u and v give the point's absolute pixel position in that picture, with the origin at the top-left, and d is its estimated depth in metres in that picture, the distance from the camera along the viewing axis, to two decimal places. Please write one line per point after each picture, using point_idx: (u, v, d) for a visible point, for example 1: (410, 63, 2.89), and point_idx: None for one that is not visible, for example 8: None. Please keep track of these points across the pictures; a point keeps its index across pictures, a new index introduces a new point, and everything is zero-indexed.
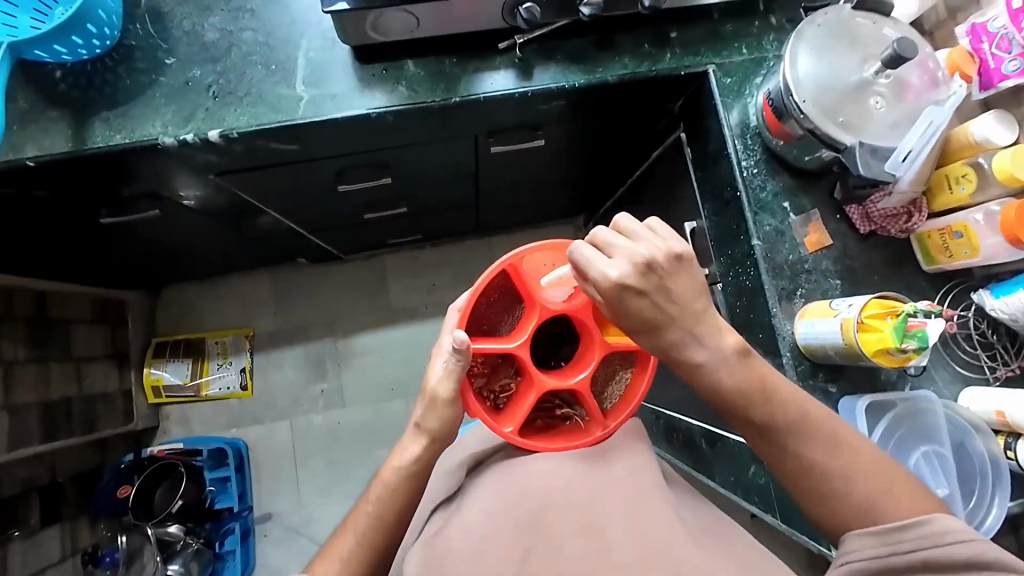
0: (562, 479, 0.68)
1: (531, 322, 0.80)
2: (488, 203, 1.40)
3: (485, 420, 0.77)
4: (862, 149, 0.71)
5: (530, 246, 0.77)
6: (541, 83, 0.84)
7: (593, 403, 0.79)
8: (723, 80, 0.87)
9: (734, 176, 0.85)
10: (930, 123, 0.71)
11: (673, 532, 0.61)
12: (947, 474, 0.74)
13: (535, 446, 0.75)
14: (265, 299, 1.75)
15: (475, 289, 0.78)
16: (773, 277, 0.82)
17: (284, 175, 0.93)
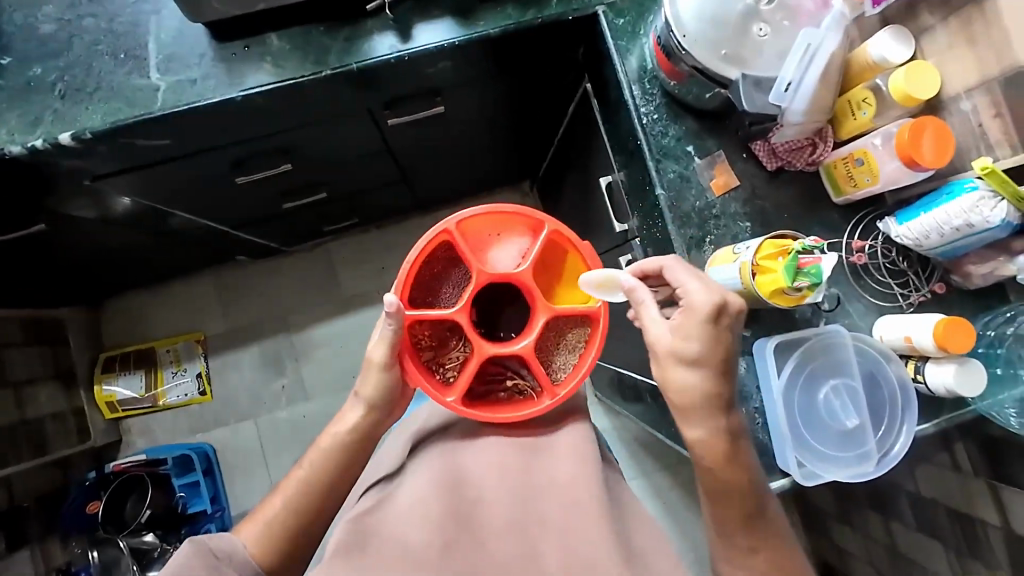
0: (506, 480, 0.67)
1: (473, 291, 0.80)
2: (416, 178, 1.34)
3: (426, 390, 0.75)
4: (745, 83, 0.71)
5: (467, 210, 0.77)
6: (421, 43, 0.79)
7: (538, 369, 0.79)
8: (616, 21, 0.82)
9: (633, 124, 0.81)
10: (807, 47, 0.68)
11: (597, 541, 0.59)
12: (857, 405, 0.74)
13: (478, 415, 0.75)
14: (211, 301, 1.71)
15: (414, 254, 0.77)
16: (680, 226, 0.80)
17: (168, 172, 0.88)
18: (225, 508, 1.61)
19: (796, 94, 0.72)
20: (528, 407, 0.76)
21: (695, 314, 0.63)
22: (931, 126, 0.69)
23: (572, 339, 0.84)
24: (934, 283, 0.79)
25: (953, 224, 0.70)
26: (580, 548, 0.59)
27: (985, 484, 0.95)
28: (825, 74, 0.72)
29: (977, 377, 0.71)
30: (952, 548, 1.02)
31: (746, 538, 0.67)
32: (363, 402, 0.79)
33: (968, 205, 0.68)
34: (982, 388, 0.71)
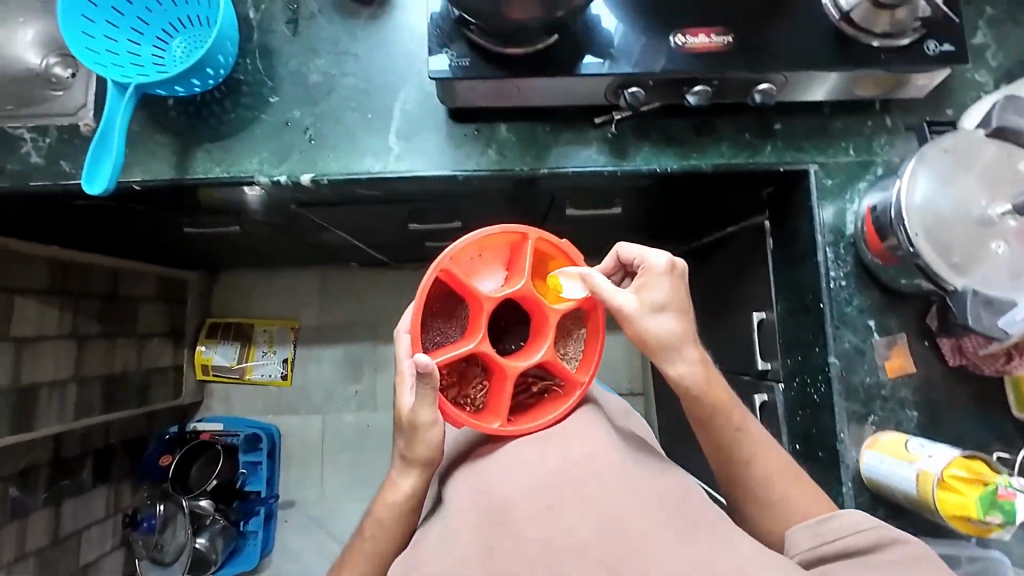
0: (526, 469, 0.63)
1: (482, 317, 0.73)
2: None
3: (471, 427, 0.71)
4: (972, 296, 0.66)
5: (458, 243, 0.70)
6: (634, 163, 0.80)
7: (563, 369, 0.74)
8: (824, 180, 0.83)
9: (819, 284, 0.81)
10: None
11: (634, 508, 0.56)
12: None
13: (525, 432, 0.70)
14: (314, 295, 1.79)
15: (416, 302, 0.70)
16: (846, 399, 0.78)
17: (362, 212, 0.94)
18: (276, 495, 1.68)
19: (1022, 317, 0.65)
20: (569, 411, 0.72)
21: (650, 274, 0.68)
22: None
23: (578, 325, 0.80)
24: None
25: None
26: (614, 513, 0.56)
27: None
28: None
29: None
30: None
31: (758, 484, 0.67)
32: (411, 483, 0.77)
33: None
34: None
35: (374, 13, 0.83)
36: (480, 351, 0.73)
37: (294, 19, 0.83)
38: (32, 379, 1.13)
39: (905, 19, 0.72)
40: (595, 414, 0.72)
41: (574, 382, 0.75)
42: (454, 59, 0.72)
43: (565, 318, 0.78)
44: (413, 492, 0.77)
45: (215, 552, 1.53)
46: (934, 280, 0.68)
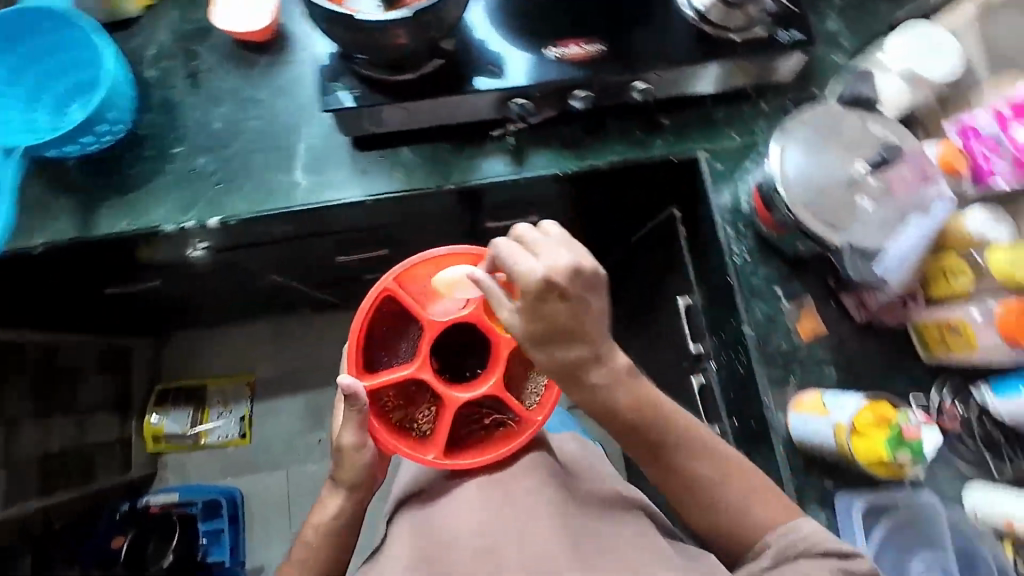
0: (466, 513, 0.71)
1: (426, 340, 0.79)
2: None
3: (404, 455, 0.77)
4: (850, 250, 0.73)
5: (405, 263, 0.78)
6: (535, 170, 0.85)
7: (507, 399, 0.78)
8: (714, 165, 0.88)
9: (725, 262, 0.85)
10: (907, 225, 0.72)
11: (555, 544, 0.65)
12: None
13: (459, 466, 0.76)
14: (266, 346, 1.75)
15: (356, 320, 0.77)
16: (765, 365, 0.81)
17: (289, 248, 0.96)
18: (242, 563, 1.58)
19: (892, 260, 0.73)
20: (507, 445, 0.77)
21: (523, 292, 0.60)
22: None
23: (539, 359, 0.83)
24: None
25: None
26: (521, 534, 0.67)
27: None
28: (922, 245, 0.74)
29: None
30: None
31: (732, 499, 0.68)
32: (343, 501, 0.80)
33: None
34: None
35: (271, 58, 0.87)
36: (420, 375, 0.79)
37: (193, 73, 0.86)
38: None
39: (754, 15, 0.80)
40: (541, 457, 0.77)
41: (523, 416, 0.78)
42: (345, 92, 0.76)
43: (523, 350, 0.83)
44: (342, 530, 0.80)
45: None
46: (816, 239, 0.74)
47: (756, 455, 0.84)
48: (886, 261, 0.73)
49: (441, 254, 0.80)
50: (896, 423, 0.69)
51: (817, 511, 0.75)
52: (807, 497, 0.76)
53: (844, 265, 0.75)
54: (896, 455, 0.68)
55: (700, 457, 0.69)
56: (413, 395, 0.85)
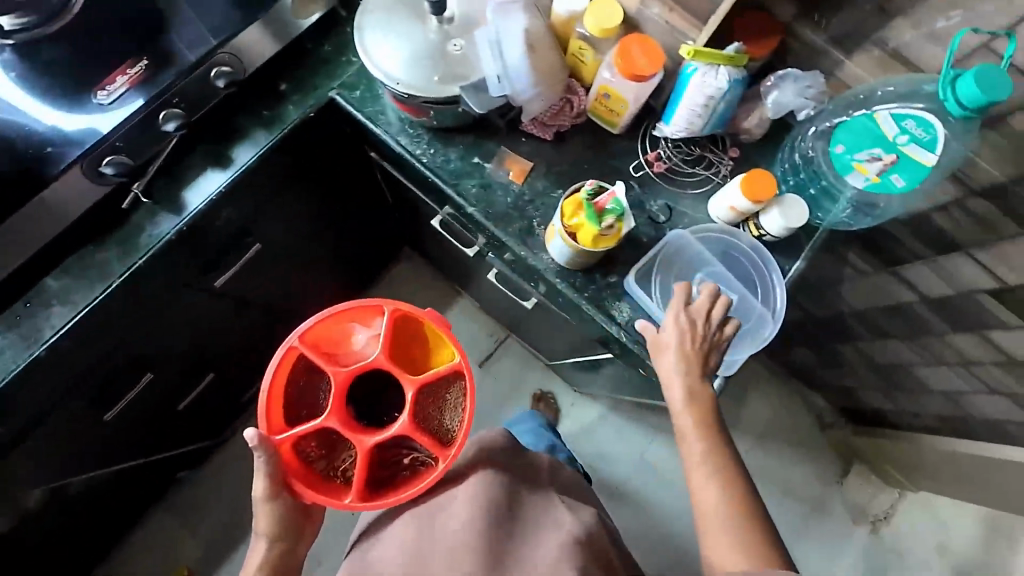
0: (404, 553, 0.71)
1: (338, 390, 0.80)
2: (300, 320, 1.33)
3: (320, 500, 0.75)
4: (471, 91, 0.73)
5: (304, 321, 0.79)
6: (193, 206, 0.80)
7: (417, 437, 0.79)
8: (352, 94, 0.86)
9: (418, 168, 0.85)
10: (494, 41, 0.73)
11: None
12: (730, 284, 0.82)
13: (369, 507, 0.75)
14: (176, 532, 1.59)
15: (264, 375, 0.78)
16: (505, 225, 0.84)
17: (37, 441, 0.87)
18: None
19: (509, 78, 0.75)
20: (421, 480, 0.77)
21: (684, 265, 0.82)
22: (632, 42, 0.76)
23: (452, 394, 0.84)
24: (730, 150, 0.87)
25: (700, 104, 0.77)
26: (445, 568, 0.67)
27: (884, 273, 1.09)
28: (526, 46, 0.75)
29: (802, 209, 0.78)
30: (922, 304, 1.08)
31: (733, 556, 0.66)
32: (266, 540, 0.76)
33: (699, 85, 0.76)
34: (801, 222, 0.78)
35: None
36: (333, 422, 0.79)
37: None
38: None
39: None
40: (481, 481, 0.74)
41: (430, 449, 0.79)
42: None
43: (438, 389, 0.84)
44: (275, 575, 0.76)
45: None
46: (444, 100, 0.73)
47: (559, 298, 0.89)
48: (501, 80, 0.75)
49: (338, 310, 0.82)
50: (587, 198, 0.70)
51: (620, 308, 0.82)
52: (606, 302, 0.82)
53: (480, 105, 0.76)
54: (600, 223, 0.69)
55: (728, 469, 0.72)
56: (335, 445, 0.84)
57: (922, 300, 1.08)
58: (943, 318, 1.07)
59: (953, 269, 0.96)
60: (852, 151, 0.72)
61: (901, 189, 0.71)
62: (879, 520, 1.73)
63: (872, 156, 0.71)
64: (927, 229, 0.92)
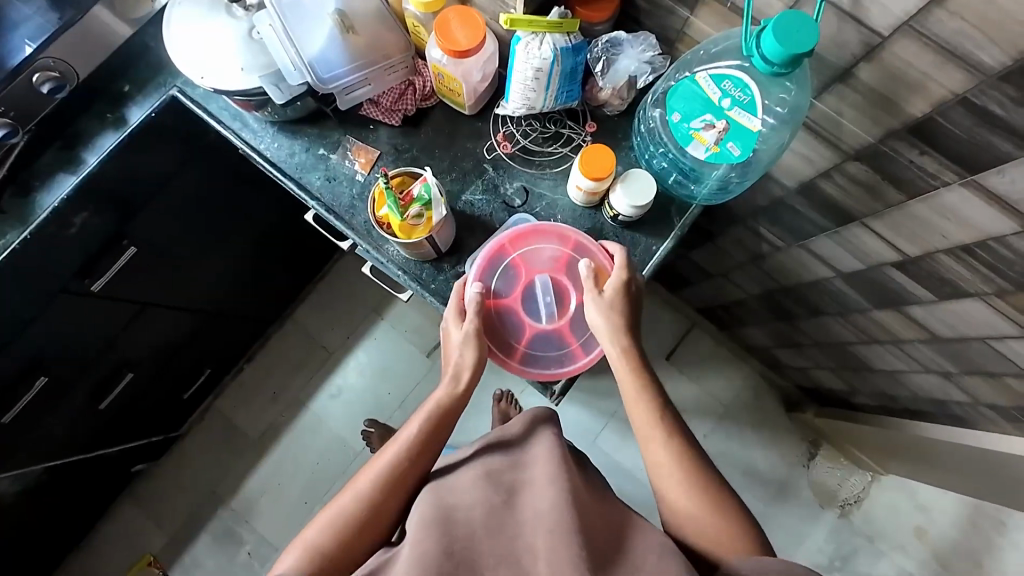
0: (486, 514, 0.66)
1: (523, 283, 0.77)
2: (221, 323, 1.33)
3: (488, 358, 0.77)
4: (268, 82, 0.72)
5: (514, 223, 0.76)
6: (41, 214, 0.83)
7: (572, 339, 0.77)
8: (196, 90, 0.84)
9: (262, 162, 0.83)
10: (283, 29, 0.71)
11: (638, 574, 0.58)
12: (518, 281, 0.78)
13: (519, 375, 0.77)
14: (142, 521, 1.69)
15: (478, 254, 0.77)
16: (349, 218, 0.81)
17: None
18: None
19: (307, 65, 0.73)
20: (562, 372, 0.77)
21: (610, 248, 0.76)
22: (452, 17, 0.71)
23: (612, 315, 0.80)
24: (588, 124, 0.81)
25: (531, 77, 0.72)
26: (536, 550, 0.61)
27: (796, 248, 1.01)
28: (328, 35, 0.74)
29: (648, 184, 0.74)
30: (839, 279, 0.99)
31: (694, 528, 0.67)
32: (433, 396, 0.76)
33: (525, 55, 0.70)
34: (646, 200, 0.73)
35: None
36: (511, 304, 0.78)
37: None
38: None
39: None
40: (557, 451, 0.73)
41: (575, 354, 0.77)
42: None
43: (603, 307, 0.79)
44: (378, 486, 0.71)
45: None
46: (249, 92, 0.73)
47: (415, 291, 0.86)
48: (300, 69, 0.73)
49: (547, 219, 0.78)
50: (391, 188, 0.68)
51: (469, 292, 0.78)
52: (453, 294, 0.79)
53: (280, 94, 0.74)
54: (405, 213, 0.66)
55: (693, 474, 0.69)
56: None
57: (838, 276, 0.98)
58: (862, 294, 0.98)
59: (856, 240, 0.86)
60: (687, 120, 0.66)
61: (739, 159, 0.66)
62: (848, 504, 1.61)
63: (706, 124, 0.65)
64: (819, 198, 0.84)
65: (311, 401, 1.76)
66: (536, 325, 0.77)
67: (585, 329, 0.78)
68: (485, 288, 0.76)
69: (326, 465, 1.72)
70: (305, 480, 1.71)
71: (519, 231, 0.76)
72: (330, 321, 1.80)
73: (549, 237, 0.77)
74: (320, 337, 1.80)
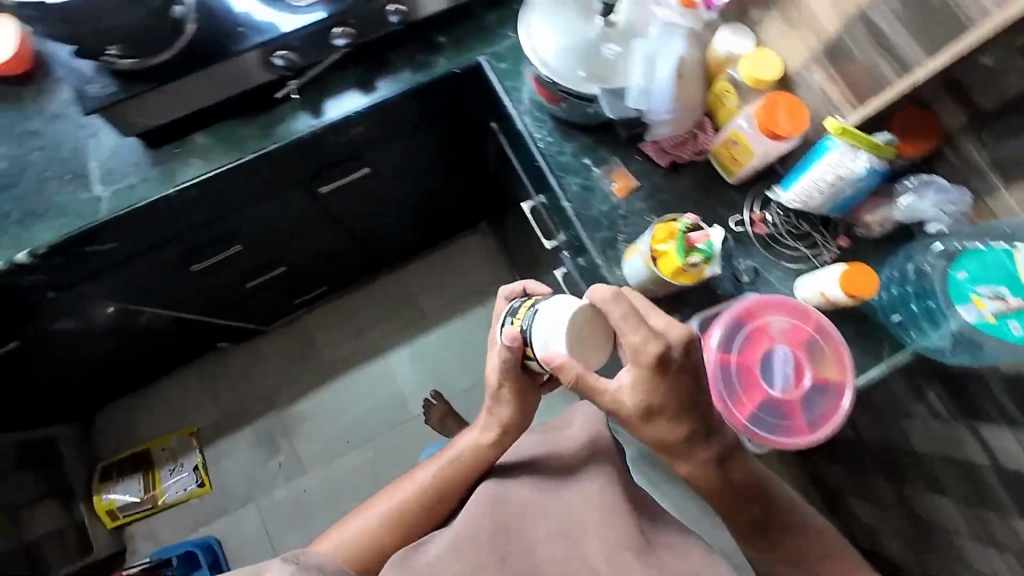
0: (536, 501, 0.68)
1: (760, 349, 0.74)
2: (366, 248, 1.40)
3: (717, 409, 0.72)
4: (607, 96, 0.79)
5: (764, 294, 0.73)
6: (329, 117, 0.89)
7: (801, 417, 0.72)
8: (499, 65, 0.91)
9: (531, 149, 0.89)
10: (648, 57, 0.78)
11: None
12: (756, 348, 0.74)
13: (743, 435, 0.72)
14: (199, 393, 1.76)
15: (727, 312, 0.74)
16: (590, 230, 0.85)
17: (132, 270, 0.97)
18: None
19: (650, 94, 0.80)
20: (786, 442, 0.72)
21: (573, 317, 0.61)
22: (781, 103, 0.75)
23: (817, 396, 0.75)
24: (840, 237, 0.84)
25: (829, 180, 0.75)
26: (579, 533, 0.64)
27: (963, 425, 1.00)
28: (680, 74, 0.80)
29: (589, 316, 0.62)
30: (992, 472, 0.98)
31: (782, 545, 0.71)
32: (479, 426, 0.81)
33: (834, 161, 0.74)
34: (605, 351, 0.64)
35: (41, 88, 0.87)
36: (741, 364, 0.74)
37: None
38: None
39: None
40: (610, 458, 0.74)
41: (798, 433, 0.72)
42: (100, 91, 0.76)
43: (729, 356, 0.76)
44: (427, 488, 0.78)
45: None
46: (581, 97, 0.80)
47: None
48: (642, 95, 0.80)
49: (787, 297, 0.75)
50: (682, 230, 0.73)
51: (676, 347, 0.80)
52: None
53: (608, 109, 0.82)
54: (688, 259, 0.72)
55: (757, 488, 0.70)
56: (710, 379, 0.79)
57: (992, 468, 0.97)
58: (1011, 497, 0.96)
59: None
60: (975, 282, 0.72)
61: (1015, 339, 0.69)
62: None
63: (995, 294, 0.70)
64: None
65: (389, 352, 1.81)
66: (769, 391, 0.73)
67: (814, 410, 0.73)
68: (723, 344, 0.73)
69: (378, 416, 1.76)
70: (355, 421, 1.75)
71: (768, 301, 0.74)
72: (434, 287, 1.85)
73: (792, 313, 0.74)
74: (419, 298, 1.85)
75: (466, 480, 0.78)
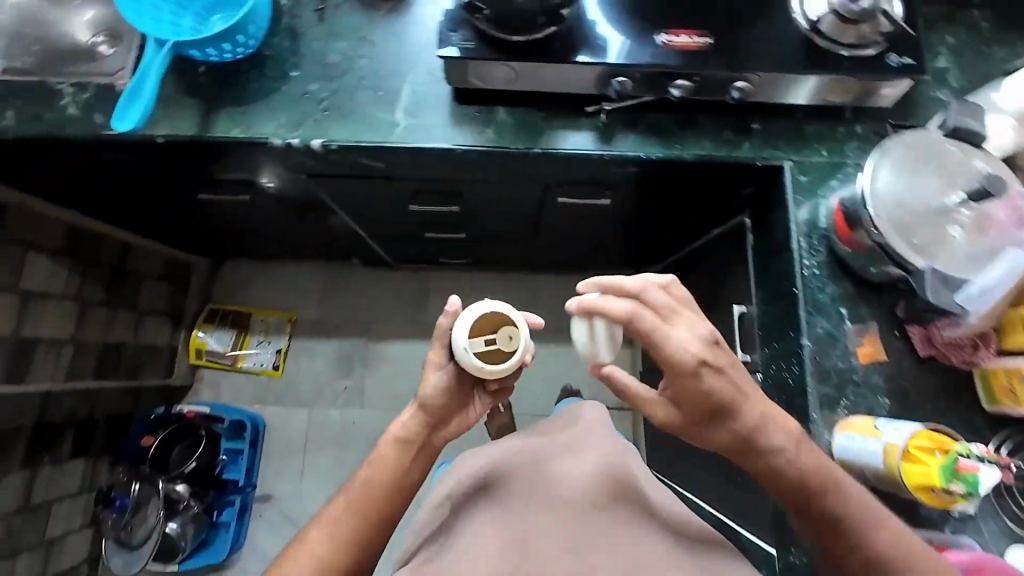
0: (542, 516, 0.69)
1: None
2: (540, 244, 1.39)
3: None
4: (932, 275, 0.72)
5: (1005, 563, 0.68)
6: (620, 149, 0.87)
7: None
8: (799, 177, 0.88)
9: (794, 272, 0.85)
10: (1009, 265, 0.70)
11: None
12: None
13: None
14: (313, 289, 1.82)
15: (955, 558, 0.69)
16: (817, 380, 0.80)
17: (368, 186, 1.01)
18: (253, 486, 1.65)
19: (985, 299, 0.72)
20: None
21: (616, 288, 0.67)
22: None
23: None
24: None
25: None
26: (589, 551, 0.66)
27: None
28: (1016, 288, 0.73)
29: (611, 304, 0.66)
30: None
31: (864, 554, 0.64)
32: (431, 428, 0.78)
33: None
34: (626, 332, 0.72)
35: (394, 8, 0.93)
36: None
37: (321, 7, 0.92)
38: (32, 334, 1.14)
39: (867, 33, 0.81)
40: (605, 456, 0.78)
41: None
42: (460, 41, 0.80)
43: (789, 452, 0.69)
44: (385, 487, 0.73)
45: (185, 539, 1.52)
46: (898, 261, 0.73)
47: None
48: (977, 295, 0.72)
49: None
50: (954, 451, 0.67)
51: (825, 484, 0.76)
52: None
53: (921, 286, 0.75)
54: (949, 483, 0.66)
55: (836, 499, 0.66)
56: None
57: None
58: None
59: None
60: None
61: None
62: None
63: None
64: None
65: None
66: None
67: None
68: None
69: None
70: None
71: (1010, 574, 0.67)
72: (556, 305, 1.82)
73: None
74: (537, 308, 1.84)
75: (406, 474, 0.75)
